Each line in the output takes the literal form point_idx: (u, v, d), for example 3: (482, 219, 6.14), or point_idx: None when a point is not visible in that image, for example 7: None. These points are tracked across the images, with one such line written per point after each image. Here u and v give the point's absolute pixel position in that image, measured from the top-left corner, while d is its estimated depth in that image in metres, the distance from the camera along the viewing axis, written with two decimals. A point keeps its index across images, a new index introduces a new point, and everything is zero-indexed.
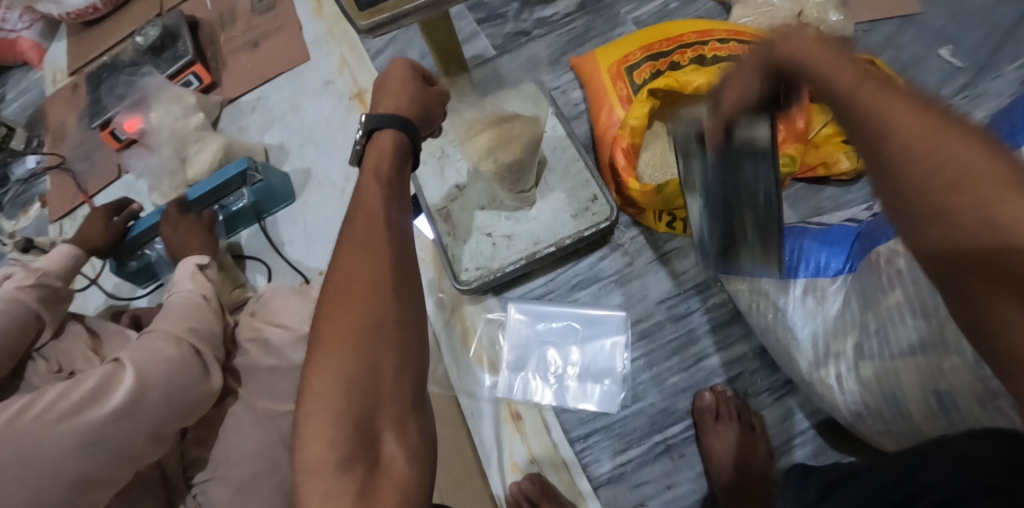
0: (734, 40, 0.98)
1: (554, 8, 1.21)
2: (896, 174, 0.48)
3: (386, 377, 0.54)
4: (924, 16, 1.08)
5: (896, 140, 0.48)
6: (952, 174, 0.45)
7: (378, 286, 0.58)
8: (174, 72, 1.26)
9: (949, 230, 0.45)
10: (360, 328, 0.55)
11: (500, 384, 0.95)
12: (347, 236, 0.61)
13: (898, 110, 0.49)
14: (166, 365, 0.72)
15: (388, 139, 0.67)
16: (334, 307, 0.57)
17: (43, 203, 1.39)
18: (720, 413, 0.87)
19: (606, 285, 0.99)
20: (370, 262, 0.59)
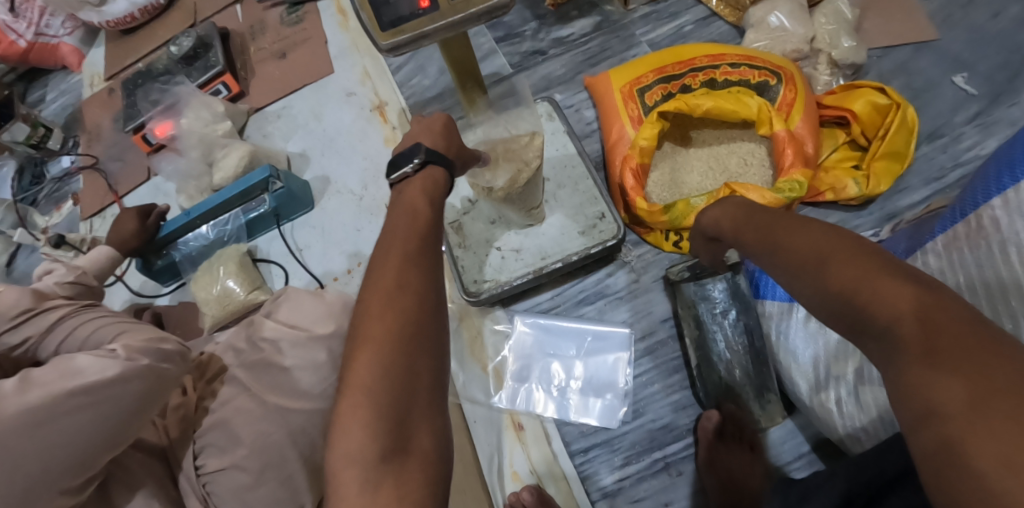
0: (744, 64, 1.00)
1: (571, 27, 1.24)
2: (778, 267, 0.58)
3: (423, 379, 0.56)
4: (941, 42, 1.09)
5: (774, 241, 0.59)
6: (803, 252, 0.55)
7: (422, 297, 0.59)
8: (204, 80, 1.31)
9: (795, 285, 0.55)
10: (399, 335, 0.56)
11: (504, 394, 0.97)
12: (394, 245, 0.63)
13: (753, 222, 0.64)
14: (149, 342, 0.73)
15: (438, 175, 0.71)
16: (378, 311, 0.58)
17: (76, 200, 1.46)
18: (723, 432, 0.88)
19: (614, 300, 1.01)
20: (418, 275, 0.61)
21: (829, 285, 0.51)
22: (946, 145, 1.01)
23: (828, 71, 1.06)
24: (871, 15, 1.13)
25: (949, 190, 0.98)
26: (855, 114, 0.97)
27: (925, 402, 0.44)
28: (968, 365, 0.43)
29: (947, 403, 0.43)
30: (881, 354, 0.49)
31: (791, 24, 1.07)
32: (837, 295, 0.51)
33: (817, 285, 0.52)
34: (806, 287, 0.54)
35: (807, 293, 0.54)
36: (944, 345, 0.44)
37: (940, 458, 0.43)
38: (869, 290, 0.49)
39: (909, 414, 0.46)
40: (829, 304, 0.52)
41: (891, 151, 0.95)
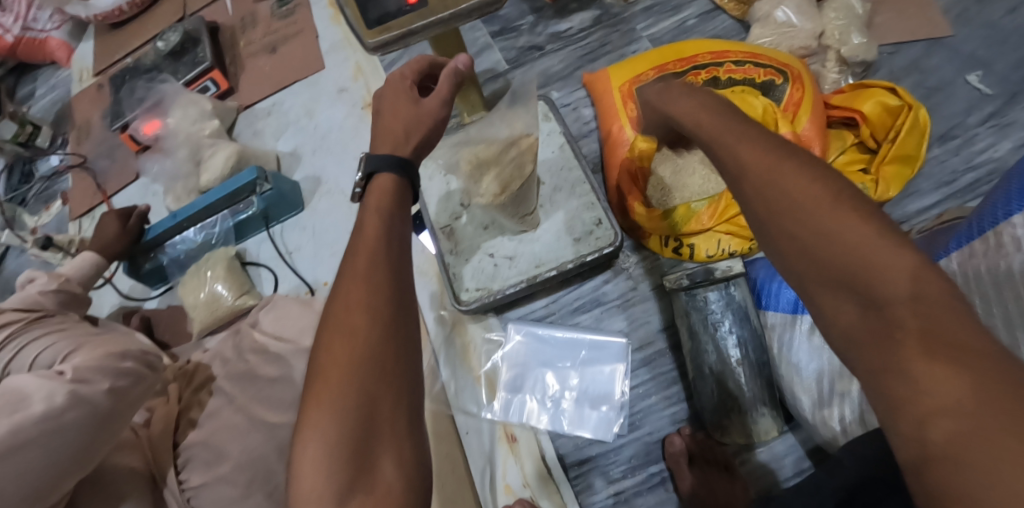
0: (749, 62, 0.96)
1: (569, 21, 1.20)
2: (758, 204, 0.50)
3: (384, 408, 0.53)
4: (954, 38, 1.04)
5: (758, 173, 0.51)
6: (792, 195, 0.48)
7: (377, 314, 0.55)
8: (191, 78, 1.27)
9: (779, 230, 0.49)
10: (358, 363, 0.53)
11: (496, 406, 0.94)
12: (345, 265, 0.59)
13: (747, 143, 0.53)
14: (107, 360, 0.72)
15: (386, 181, 0.66)
16: (336, 336, 0.55)
17: (65, 199, 1.42)
18: (696, 456, 0.85)
19: (609, 308, 0.97)
20: (367, 288, 0.56)
21: (845, 251, 0.45)
22: (960, 148, 0.97)
23: (836, 68, 1.02)
24: (882, 11, 1.08)
25: (962, 194, 0.94)
26: (864, 115, 0.93)
27: (926, 399, 0.40)
28: (978, 363, 0.39)
29: (939, 394, 0.40)
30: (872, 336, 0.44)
31: (800, 19, 1.02)
32: (832, 248, 0.46)
33: (829, 241, 0.46)
34: (792, 235, 0.48)
35: (790, 241, 0.48)
36: (964, 341, 0.40)
37: (926, 451, 0.39)
38: (869, 252, 0.44)
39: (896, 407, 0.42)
40: (818, 259, 0.46)
41: (902, 153, 0.91)
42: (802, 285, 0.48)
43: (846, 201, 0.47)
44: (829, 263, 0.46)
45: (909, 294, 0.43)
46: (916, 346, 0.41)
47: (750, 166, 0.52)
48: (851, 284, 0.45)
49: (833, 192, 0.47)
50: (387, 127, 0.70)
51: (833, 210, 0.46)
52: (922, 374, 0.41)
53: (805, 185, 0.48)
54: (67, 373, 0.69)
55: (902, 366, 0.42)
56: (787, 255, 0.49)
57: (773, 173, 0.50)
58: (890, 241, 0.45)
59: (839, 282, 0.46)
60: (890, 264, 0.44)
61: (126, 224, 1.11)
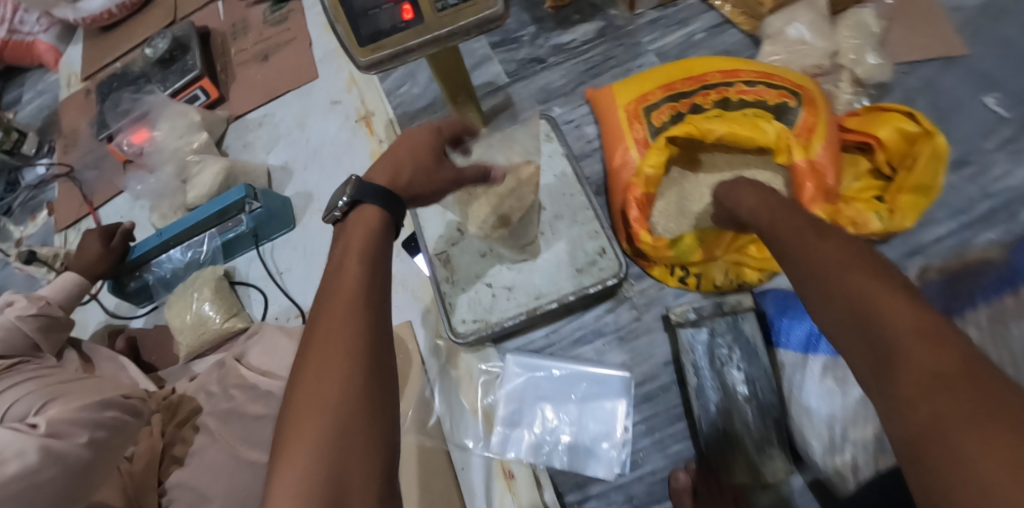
0: (761, 83, 0.91)
1: (572, 33, 1.15)
2: (791, 267, 0.60)
3: (354, 475, 0.51)
4: (971, 57, 0.99)
5: (790, 245, 0.62)
6: (812, 256, 0.58)
7: (349, 380, 0.54)
8: (180, 87, 1.22)
9: (804, 281, 0.58)
10: (325, 437, 0.52)
11: (492, 441, 0.91)
12: (319, 321, 0.57)
13: (786, 227, 0.64)
14: (88, 411, 0.69)
15: (370, 214, 0.63)
16: (308, 397, 0.54)
17: (51, 210, 1.38)
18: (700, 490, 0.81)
19: (610, 340, 0.93)
20: (341, 350, 0.55)
21: (850, 291, 0.53)
22: (975, 175, 0.92)
23: (850, 89, 0.98)
24: (895, 26, 1.04)
25: (978, 225, 0.89)
26: (881, 141, 0.88)
27: (920, 407, 0.45)
28: (963, 377, 0.44)
29: (925, 403, 0.45)
30: (872, 356, 0.50)
31: (812, 36, 0.98)
32: (839, 291, 0.54)
33: (837, 285, 0.54)
34: (812, 286, 0.57)
35: (810, 290, 0.57)
36: (949, 360, 0.45)
37: (921, 454, 0.44)
38: (867, 291, 0.52)
39: (897, 416, 0.46)
40: (829, 301, 0.54)
41: (919, 184, 0.87)
42: (821, 322, 0.55)
43: (855, 256, 0.56)
44: (837, 302, 0.54)
45: (900, 321, 0.49)
46: (905, 365, 0.47)
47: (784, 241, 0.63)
48: (854, 316, 0.52)
49: (846, 251, 0.57)
50: (384, 158, 0.68)
51: (844, 263, 0.55)
52: (909, 388, 0.46)
53: (823, 247, 0.58)
54: (41, 426, 0.66)
55: (899, 378, 0.47)
56: (809, 299, 0.57)
57: (799, 244, 0.61)
58: (885, 282, 0.52)
59: (845, 316, 0.53)
60: (886, 299, 0.51)
61: (113, 244, 1.07)
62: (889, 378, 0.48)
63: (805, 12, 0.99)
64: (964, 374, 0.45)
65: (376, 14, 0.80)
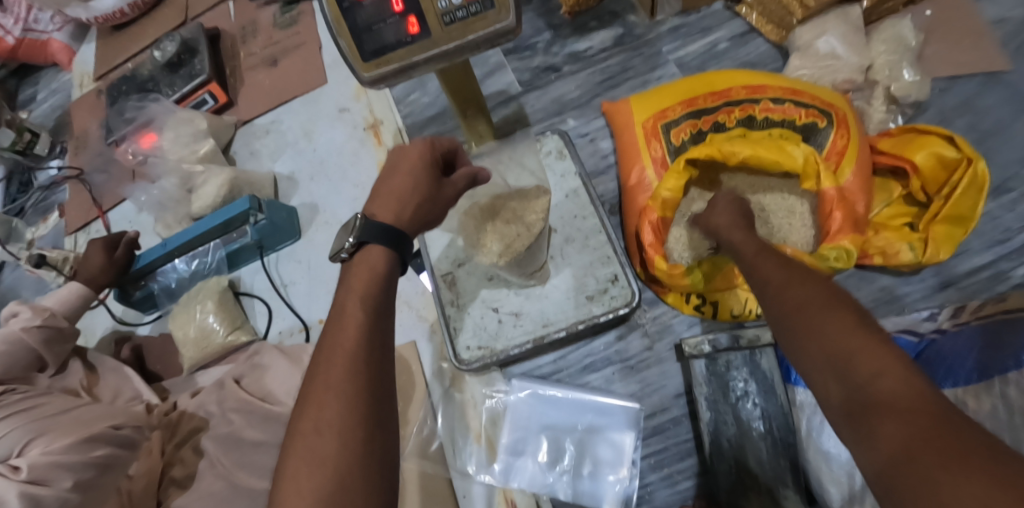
0: (789, 100, 0.86)
1: (589, 41, 1.10)
2: (763, 300, 0.59)
3: None
4: (1015, 74, 0.93)
5: (762, 275, 0.61)
6: (781, 286, 0.58)
7: (347, 438, 0.51)
8: (188, 91, 1.20)
9: (774, 314, 0.57)
10: (320, 503, 0.49)
11: (495, 469, 0.87)
12: (319, 373, 0.54)
13: (769, 261, 0.62)
14: (76, 450, 0.73)
15: (376, 255, 0.60)
16: (305, 460, 0.51)
17: (61, 212, 1.37)
18: None
19: (619, 369, 0.89)
20: (338, 405, 0.52)
21: (820, 325, 0.52)
22: (1015, 202, 0.86)
23: (883, 106, 0.91)
24: (933, 39, 0.97)
25: (1016, 256, 0.84)
26: (916, 166, 0.83)
27: (890, 449, 0.44)
28: (939, 432, 0.43)
29: (902, 449, 0.43)
30: (846, 404, 0.48)
31: (844, 50, 0.92)
32: (813, 325, 0.53)
33: (809, 320, 0.53)
34: (783, 318, 0.55)
35: (781, 323, 0.56)
36: (921, 405, 0.44)
37: (900, 500, 0.43)
38: (840, 326, 0.51)
39: (878, 472, 0.44)
40: (799, 334, 0.53)
41: (955, 213, 0.81)
42: (791, 356, 0.54)
43: (826, 291, 0.55)
44: (807, 336, 0.52)
45: (875, 361, 0.48)
46: (879, 407, 0.46)
47: (760, 267, 0.62)
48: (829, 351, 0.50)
49: (819, 283, 0.56)
50: (385, 188, 0.63)
51: (818, 295, 0.54)
52: (885, 433, 0.45)
53: (795, 279, 0.57)
54: (24, 469, 0.69)
55: (878, 432, 0.45)
56: (779, 333, 0.56)
57: (769, 276, 0.60)
58: (857, 319, 0.51)
59: (817, 351, 0.51)
60: (858, 336, 0.50)
61: (116, 252, 1.06)
62: (869, 432, 0.46)
63: (837, 23, 0.93)
64: (945, 432, 0.42)
65: (381, 27, 0.76)
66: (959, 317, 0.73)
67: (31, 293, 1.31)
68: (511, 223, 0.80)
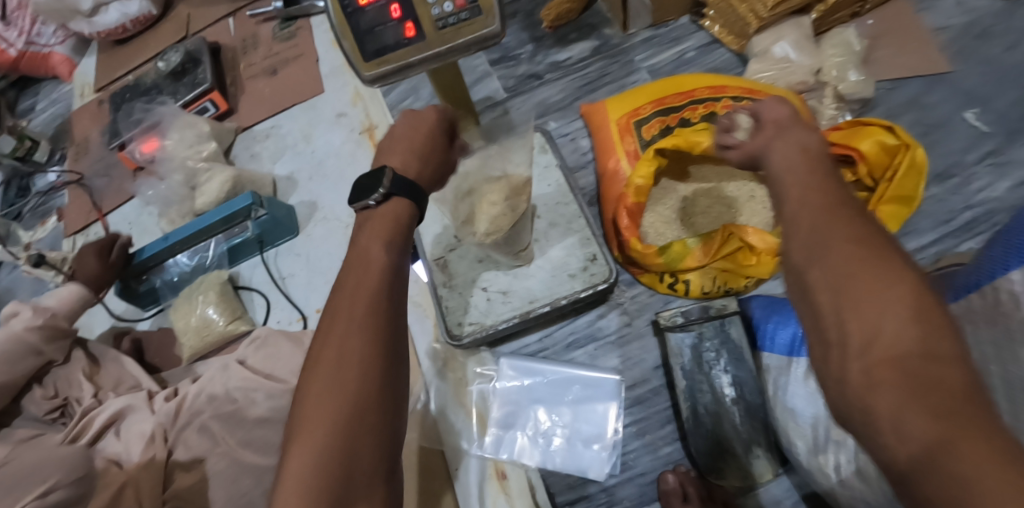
0: (747, 98, 0.96)
1: (569, 51, 1.20)
2: (808, 240, 0.55)
3: (364, 456, 0.59)
4: (953, 75, 1.04)
5: (808, 214, 0.57)
6: (838, 233, 0.54)
7: (368, 369, 0.61)
8: (191, 99, 1.27)
9: (829, 258, 0.53)
10: (341, 417, 0.59)
11: (486, 442, 0.92)
12: (342, 309, 0.65)
13: (812, 201, 0.57)
14: None
15: (402, 207, 0.71)
16: (325, 385, 0.61)
17: (60, 215, 1.40)
18: (688, 496, 0.84)
19: (603, 344, 0.96)
20: (360, 343, 0.62)
21: (890, 290, 0.49)
22: (957, 187, 0.96)
23: (834, 105, 1.03)
24: (879, 45, 1.09)
25: (960, 233, 0.93)
26: (862, 153, 0.92)
27: (938, 431, 0.43)
28: (989, 427, 0.43)
29: (951, 430, 0.43)
30: (899, 373, 0.46)
31: (796, 55, 1.03)
32: (882, 286, 0.49)
33: (879, 280, 0.49)
34: (838, 267, 0.52)
35: (832, 271, 0.52)
36: (979, 398, 0.44)
37: (934, 479, 0.43)
38: (909, 296, 0.48)
39: (918, 450, 0.44)
40: (855, 291, 0.50)
41: (900, 194, 0.92)
42: (841, 308, 0.50)
43: (893, 253, 0.51)
44: (875, 295, 0.49)
45: (938, 343, 0.46)
46: (933, 385, 0.45)
47: (798, 203, 0.58)
48: (895, 318, 0.48)
49: (881, 242, 0.52)
50: (404, 149, 0.74)
51: (879, 254, 0.51)
52: (937, 414, 0.44)
53: (852, 228, 0.54)
54: None
55: (922, 408, 0.44)
56: (824, 281, 0.52)
57: (817, 217, 0.56)
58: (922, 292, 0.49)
59: (879, 313, 0.48)
60: (926, 312, 0.48)
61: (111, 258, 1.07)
62: (916, 410, 0.44)
63: (790, 31, 1.04)
64: (996, 431, 0.43)
65: (381, 30, 0.84)
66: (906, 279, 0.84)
67: (28, 294, 1.34)
68: (498, 203, 0.86)
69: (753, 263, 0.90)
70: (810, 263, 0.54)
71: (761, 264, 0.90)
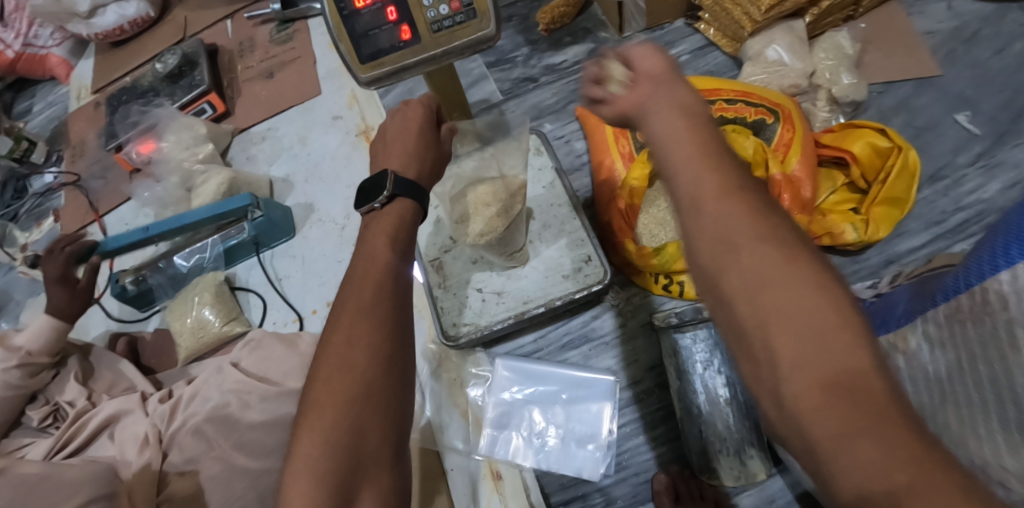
0: (741, 101, 0.97)
1: (564, 54, 1.20)
2: (721, 244, 0.51)
3: (370, 439, 0.62)
4: (943, 78, 1.05)
5: (714, 211, 0.52)
6: (750, 237, 0.50)
7: (374, 353, 0.65)
8: (187, 101, 1.27)
9: (746, 268, 0.49)
10: (350, 398, 0.62)
11: (481, 443, 0.92)
12: (351, 297, 0.68)
13: (716, 191, 0.52)
14: None
15: (406, 207, 0.74)
16: (334, 369, 0.64)
17: (56, 217, 1.40)
18: (679, 495, 0.86)
19: (598, 345, 0.97)
20: (369, 328, 0.66)
21: (813, 303, 0.47)
22: (948, 188, 0.97)
23: (827, 107, 1.04)
24: (871, 49, 1.10)
25: (952, 235, 0.94)
26: (854, 155, 0.94)
27: (874, 453, 0.43)
28: (920, 443, 0.43)
29: (890, 449, 0.43)
30: (831, 394, 0.45)
31: (790, 58, 1.04)
32: (802, 300, 0.48)
33: (801, 294, 0.48)
34: (757, 278, 0.49)
35: (752, 283, 0.49)
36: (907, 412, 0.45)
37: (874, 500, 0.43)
38: (830, 307, 0.47)
39: (857, 472, 0.44)
40: (778, 305, 0.48)
41: (891, 196, 0.93)
42: (766, 326, 0.48)
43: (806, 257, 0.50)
44: (798, 310, 0.48)
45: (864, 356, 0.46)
46: (866, 404, 0.45)
47: (701, 193, 0.52)
48: (821, 333, 0.47)
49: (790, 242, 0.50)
50: (401, 151, 0.77)
51: (794, 259, 0.49)
52: (874, 435, 0.44)
53: (763, 229, 0.51)
54: None
55: (868, 437, 0.44)
56: (744, 293, 0.49)
57: (726, 216, 0.51)
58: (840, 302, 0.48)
59: (805, 329, 0.47)
60: (848, 324, 0.47)
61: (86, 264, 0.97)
62: (852, 433, 0.44)
63: (783, 34, 1.05)
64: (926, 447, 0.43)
65: (377, 34, 0.84)
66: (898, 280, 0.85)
67: (24, 296, 1.34)
68: (491, 203, 0.87)
69: None
70: (725, 271, 0.50)
71: None
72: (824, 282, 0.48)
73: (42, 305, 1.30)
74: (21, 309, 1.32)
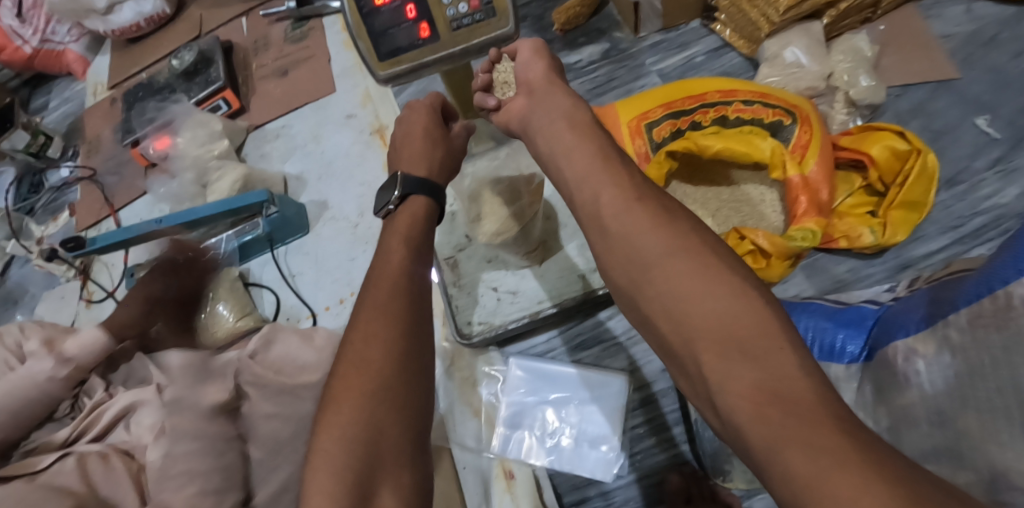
0: (758, 102, 0.96)
1: (578, 54, 1.20)
2: (642, 270, 0.58)
3: (387, 439, 0.61)
4: (961, 82, 1.04)
5: (628, 241, 0.60)
6: (660, 261, 0.57)
7: (389, 349, 0.65)
8: (204, 97, 1.28)
9: (665, 289, 0.56)
10: (370, 394, 0.62)
11: (494, 442, 0.92)
12: (368, 296, 0.69)
13: (628, 219, 0.61)
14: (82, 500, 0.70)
15: (419, 205, 0.77)
16: (354, 365, 0.64)
17: (72, 211, 1.41)
18: (692, 496, 0.86)
19: (614, 345, 0.97)
20: (386, 324, 0.66)
21: (722, 314, 0.53)
22: (965, 193, 0.96)
23: (844, 109, 1.03)
24: (888, 51, 1.09)
25: (969, 240, 0.93)
26: (872, 158, 0.94)
27: (798, 449, 0.46)
28: (848, 439, 0.45)
29: (820, 441, 0.45)
30: (756, 395, 0.49)
31: (807, 60, 1.03)
32: (718, 309, 0.53)
33: (712, 307, 0.54)
34: (674, 298, 0.56)
35: (671, 304, 0.56)
36: (840, 411, 0.47)
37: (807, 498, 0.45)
38: (740, 314, 0.52)
39: (787, 471, 0.46)
40: (692, 319, 0.54)
41: (909, 200, 0.93)
42: (689, 341, 0.54)
43: (719, 273, 0.55)
44: (710, 324, 0.53)
45: (784, 354, 0.50)
46: (790, 402, 0.48)
47: (619, 214, 0.61)
48: (737, 340, 0.51)
49: (703, 254, 0.57)
50: (413, 155, 0.79)
51: (706, 272, 0.55)
52: (803, 431, 0.46)
53: (674, 245, 0.58)
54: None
55: (797, 441, 0.46)
56: (668, 311, 0.56)
57: (636, 244, 0.59)
58: (755, 308, 0.53)
59: (721, 337, 0.52)
60: (764, 330, 0.51)
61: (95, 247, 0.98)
62: (778, 433, 0.47)
63: (799, 37, 1.04)
64: (856, 442, 0.45)
65: (395, 32, 0.85)
66: (915, 284, 0.84)
67: (39, 289, 1.35)
68: (502, 202, 0.86)
69: (764, 266, 0.90)
70: (650, 294, 0.57)
71: (772, 266, 0.90)
72: (742, 295, 0.53)
73: (57, 299, 1.32)
74: (37, 302, 1.33)
